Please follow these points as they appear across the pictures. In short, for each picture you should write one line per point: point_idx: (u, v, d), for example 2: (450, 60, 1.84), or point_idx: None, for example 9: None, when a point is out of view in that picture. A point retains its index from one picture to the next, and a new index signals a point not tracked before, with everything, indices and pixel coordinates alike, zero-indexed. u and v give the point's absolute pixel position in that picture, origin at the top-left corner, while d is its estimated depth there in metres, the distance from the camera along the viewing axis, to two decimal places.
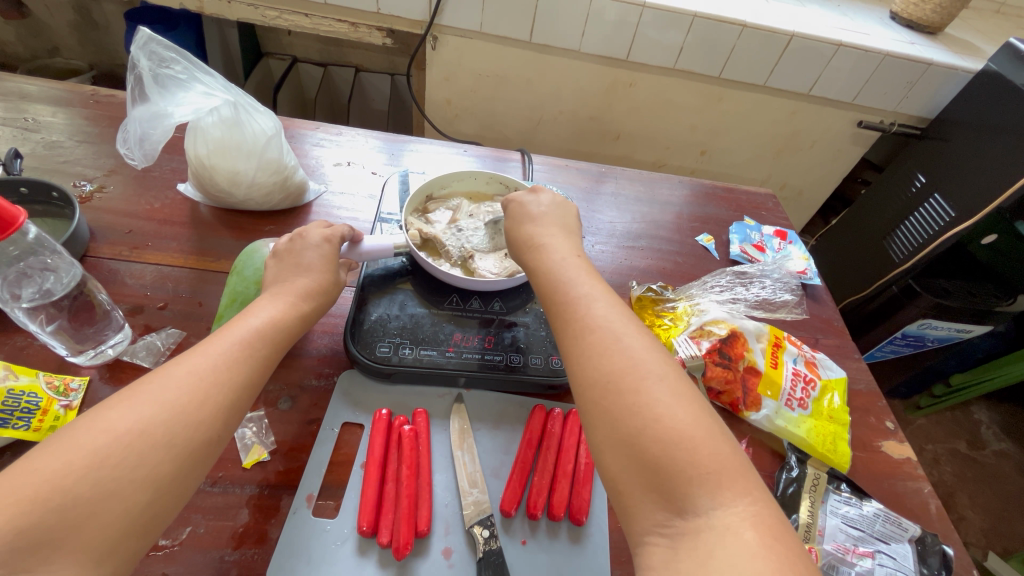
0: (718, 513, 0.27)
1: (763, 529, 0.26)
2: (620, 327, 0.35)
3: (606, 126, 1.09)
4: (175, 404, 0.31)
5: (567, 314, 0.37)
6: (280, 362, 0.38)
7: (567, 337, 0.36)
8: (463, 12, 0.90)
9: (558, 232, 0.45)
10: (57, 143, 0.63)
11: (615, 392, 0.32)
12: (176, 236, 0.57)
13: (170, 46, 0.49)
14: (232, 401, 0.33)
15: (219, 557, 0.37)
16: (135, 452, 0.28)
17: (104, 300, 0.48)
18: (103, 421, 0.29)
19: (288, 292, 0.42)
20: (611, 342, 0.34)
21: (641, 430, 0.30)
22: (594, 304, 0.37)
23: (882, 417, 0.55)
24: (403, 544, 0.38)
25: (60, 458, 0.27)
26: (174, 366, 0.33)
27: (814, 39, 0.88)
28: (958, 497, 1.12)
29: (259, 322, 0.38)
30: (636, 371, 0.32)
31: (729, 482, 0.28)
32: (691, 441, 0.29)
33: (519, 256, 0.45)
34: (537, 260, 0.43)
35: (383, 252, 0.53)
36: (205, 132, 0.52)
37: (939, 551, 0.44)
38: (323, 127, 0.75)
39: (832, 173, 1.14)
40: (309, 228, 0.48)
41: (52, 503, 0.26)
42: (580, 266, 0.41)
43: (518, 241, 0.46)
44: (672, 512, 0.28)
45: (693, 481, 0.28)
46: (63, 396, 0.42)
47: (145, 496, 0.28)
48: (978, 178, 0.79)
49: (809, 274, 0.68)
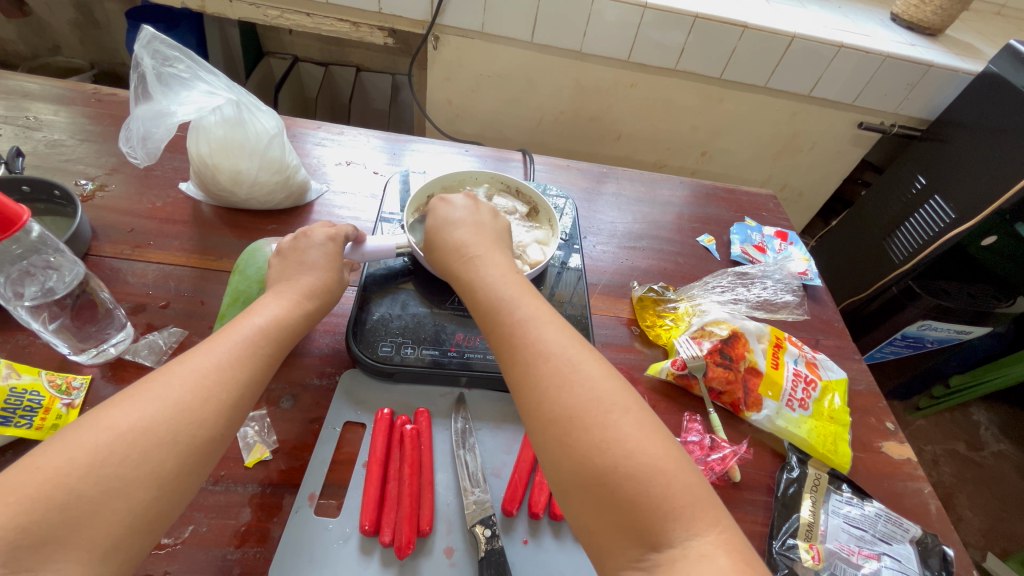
0: (693, 542, 0.27)
1: (735, 550, 0.27)
2: (573, 353, 0.34)
3: (607, 127, 1.10)
4: (179, 401, 0.31)
5: (514, 339, 0.36)
6: (283, 360, 0.38)
7: (518, 367, 0.34)
8: (464, 13, 0.90)
9: (490, 246, 0.45)
10: (58, 142, 0.63)
11: (581, 429, 0.30)
12: (178, 235, 0.57)
13: (173, 45, 0.49)
14: (235, 399, 0.33)
15: (222, 555, 0.37)
16: (139, 447, 0.28)
17: (107, 299, 0.48)
18: (108, 418, 0.29)
19: (292, 290, 0.42)
20: (569, 371, 0.33)
21: (612, 468, 0.29)
22: (541, 327, 0.36)
23: (882, 418, 0.55)
24: (405, 543, 0.39)
25: (62, 456, 0.27)
26: (178, 363, 0.33)
27: (815, 41, 0.88)
28: (957, 498, 1.13)
29: (263, 320, 0.38)
30: (603, 405, 0.31)
31: (702, 512, 0.28)
32: (664, 476, 0.29)
33: (447, 267, 0.45)
34: (469, 274, 0.42)
35: (384, 252, 0.53)
36: (207, 132, 0.52)
37: (940, 552, 0.45)
38: (324, 126, 0.75)
39: (833, 174, 1.14)
40: (312, 228, 0.48)
41: (56, 500, 0.26)
42: (518, 284, 0.40)
43: (446, 250, 0.45)
44: (647, 546, 0.27)
45: (669, 515, 0.28)
46: (65, 394, 0.42)
47: (148, 493, 0.28)
48: (980, 179, 0.79)
49: (809, 274, 0.68)
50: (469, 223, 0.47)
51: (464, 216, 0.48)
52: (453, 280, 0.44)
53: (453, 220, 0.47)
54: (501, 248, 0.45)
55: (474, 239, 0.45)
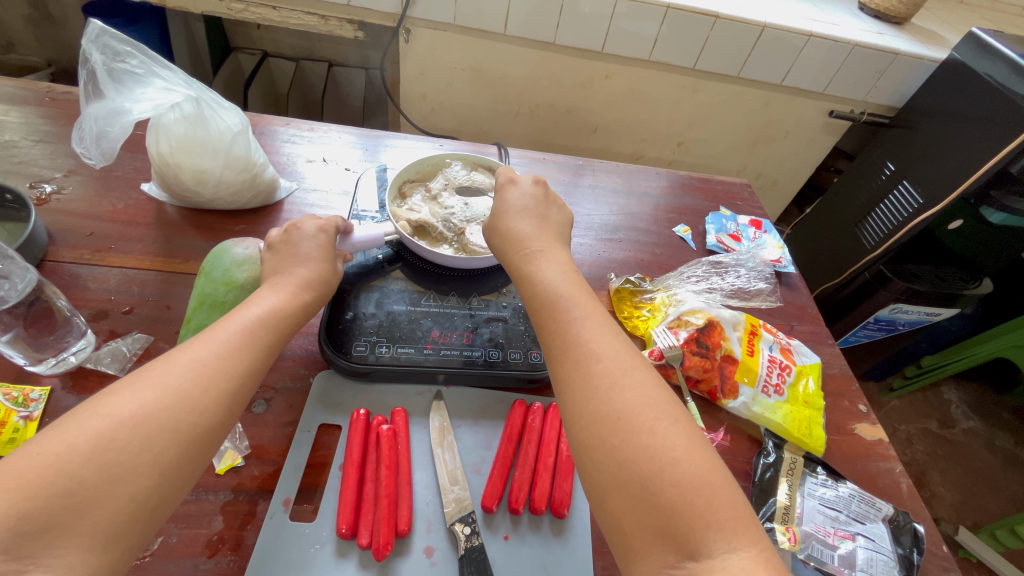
0: (734, 556, 0.27)
1: (773, 568, 0.27)
2: (628, 360, 0.34)
3: (585, 118, 1.09)
4: (179, 389, 0.31)
5: (567, 337, 0.35)
6: (282, 350, 0.38)
7: (568, 364, 0.34)
8: (435, 5, 0.89)
9: (552, 243, 0.43)
10: (10, 143, 0.60)
11: (629, 431, 0.30)
12: (141, 237, 0.55)
13: (124, 40, 0.47)
14: (235, 388, 0.33)
15: (194, 565, 0.36)
16: (141, 435, 0.28)
17: (65, 306, 0.45)
18: (108, 405, 0.29)
19: (288, 282, 0.41)
20: (621, 375, 0.33)
21: (659, 473, 0.29)
22: (597, 329, 0.35)
23: (855, 401, 0.56)
24: (383, 545, 0.38)
25: (63, 442, 0.27)
26: (178, 353, 0.33)
27: (785, 30, 0.89)
28: (929, 474, 1.16)
29: (261, 311, 0.37)
30: (652, 411, 0.31)
31: (744, 528, 0.28)
32: (710, 488, 0.29)
33: (504, 256, 0.43)
34: (529, 270, 0.40)
35: (373, 241, 0.53)
36: (167, 129, 0.50)
37: (911, 529, 0.45)
38: (295, 123, 0.73)
39: (806, 162, 1.16)
40: (302, 219, 0.47)
41: (57, 486, 0.26)
42: (576, 282, 0.39)
43: (508, 237, 0.43)
44: (683, 555, 0.27)
45: (710, 526, 0.27)
46: (23, 407, 0.41)
47: (151, 481, 0.28)
48: (943, 166, 0.81)
49: (783, 262, 0.69)
50: (534, 215, 0.45)
51: (528, 205, 0.45)
52: (510, 275, 0.42)
53: (517, 208, 0.45)
54: (563, 246, 0.43)
55: (535, 231, 0.43)
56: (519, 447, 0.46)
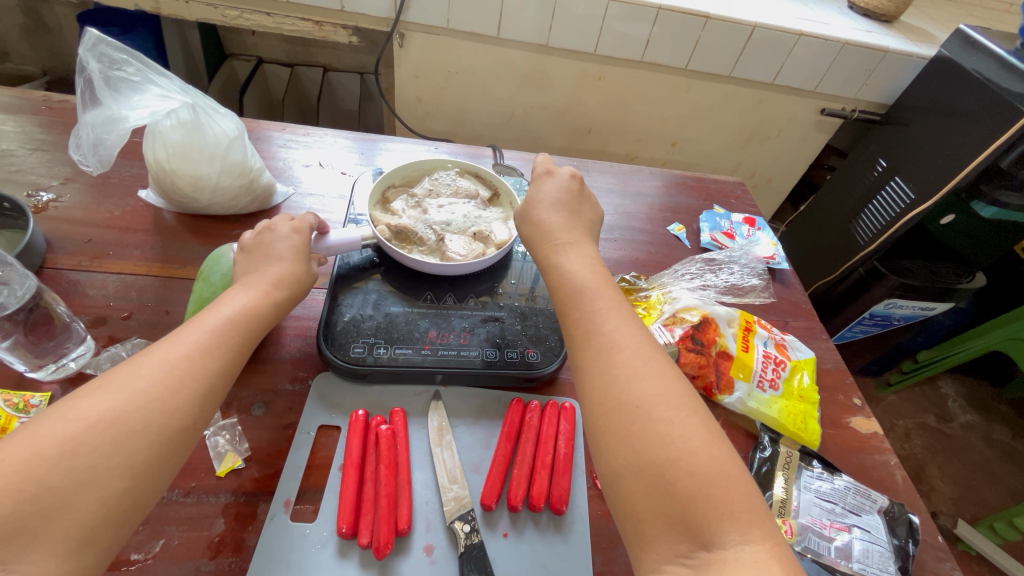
0: (748, 547, 0.27)
1: (786, 564, 0.27)
2: (648, 351, 0.34)
3: (579, 120, 1.10)
4: (146, 391, 0.31)
5: (590, 326, 0.36)
6: (253, 350, 0.38)
7: (590, 351, 0.35)
8: (429, 9, 0.90)
9: (580, 236, 0.43)
10: (7, 152, 0.60)
11: (647, 420, 0.31)
12: (139, 243, 0.55)
13: (121, 48, 0.47)
14: (207, 389, 0.33)
15: (195, 567, 0.37)
16: (109, 439, 0.29)
17: (64, 313, 0.45)
18: (75, 409, 0.29)
19: (260, 280, 0.41)
20: (641, 365, 0.33)
21: (673, 462, 0.29)
22: (619, 320, 0.36)
23: (850, 395, 0.57)
24: (383, 544, 0.38)
25: (28, 448, 0.27)
26: (147, 355, 0.33)
27: (775, 30, 0.90)
28: (927, 469, 1.17)
29: (231, 310, 0.38)
30: (670, 403, 0.32)
31: (758, 520, 0.28)
32: (724, 478, 0.29)
33: (531, 249, 0.44)
34: (555, 261, 0.41)
35: (349, 245, 0.52)
36: (163, 136, 0.51)
37: (907, 521, 0.46)
38: (290, 128, 0.74)
39: (799, 160, 1.17)
40: (275, 221, 0.47)
41: (24, 493, 0.26)
42: (601, 275, 0.39)
43: (538, 227, 0.44)
44: (697, 544, 0.27)
45: (725, 517, 0.28)
46: (23, 413, 0.41)
47: (122, 484, 0.29)
48: (933, 161, 0.82)
49: (776, 259, 0.69)
50: (565, 208, 0.45)
51: (562, 198, 0.46)
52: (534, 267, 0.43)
53: (549, 200, 0.46)
54: (590, 241, 0.44)
55: (560, 223, 0.44)
56: (517, 446, 0.46)
